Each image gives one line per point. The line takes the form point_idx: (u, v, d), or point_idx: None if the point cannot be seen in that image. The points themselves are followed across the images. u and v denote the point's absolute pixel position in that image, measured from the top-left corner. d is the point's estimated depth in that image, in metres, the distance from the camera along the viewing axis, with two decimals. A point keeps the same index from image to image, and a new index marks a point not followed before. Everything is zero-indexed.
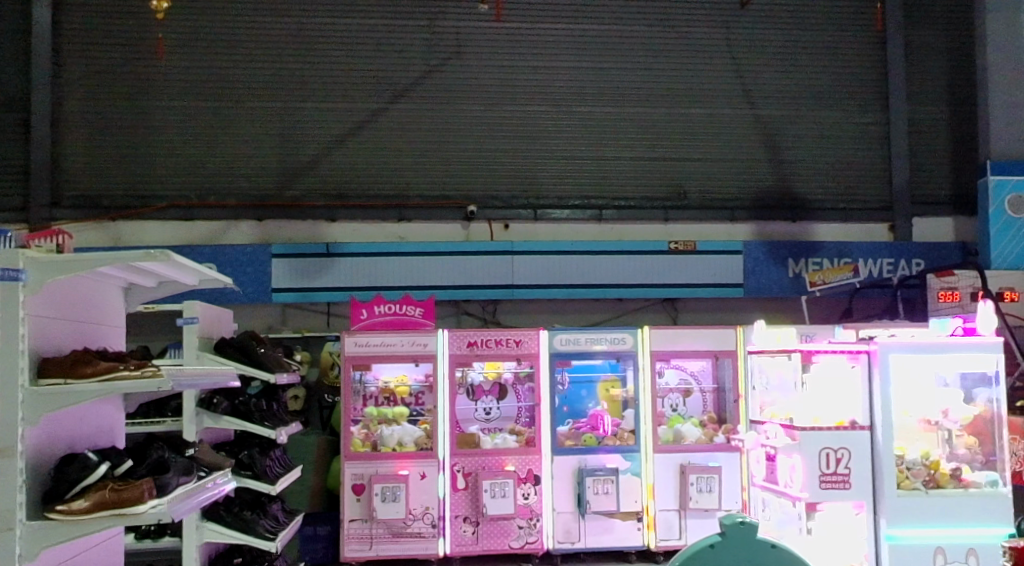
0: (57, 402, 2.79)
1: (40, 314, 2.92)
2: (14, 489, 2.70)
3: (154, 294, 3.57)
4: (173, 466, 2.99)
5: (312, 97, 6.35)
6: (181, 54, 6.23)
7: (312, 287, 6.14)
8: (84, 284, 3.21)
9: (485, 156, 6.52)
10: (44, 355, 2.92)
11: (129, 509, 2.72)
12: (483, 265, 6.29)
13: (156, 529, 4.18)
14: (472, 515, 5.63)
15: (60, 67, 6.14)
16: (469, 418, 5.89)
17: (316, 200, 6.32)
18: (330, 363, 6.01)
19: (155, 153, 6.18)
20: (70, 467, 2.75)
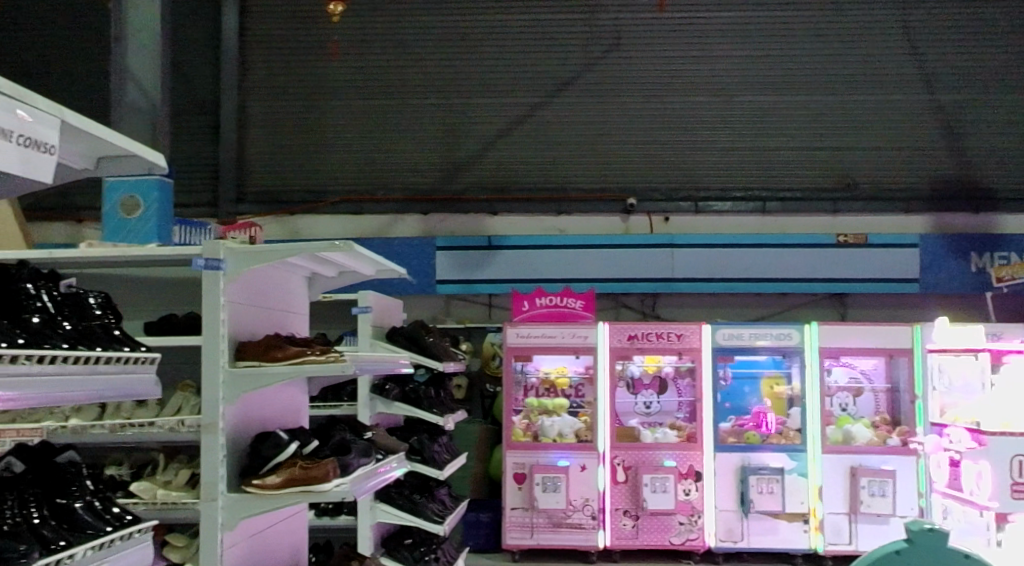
0: (253, 383, 2.99)
1: (238, 301, 3.13)
2: (216, 464, 2.91)
3: (335, 283, 3.75)
4: (355, 447, 3.14)
5: (475, 93, 6.48)
6: (353, 55, 6.49)
7: (474, 279, 6.28)
8: (274, 273, 3.41)
9: (646, 148, 6.45)
10: (240, 339, 3.12)
11: (316, 487, 2.86)
12: (643, 258, 6.24)
13: (334, 507, 4.40)
14: (631, 509, 5.59)
15: (244, 71, 6.53)
16: (629, 412, 5.94)
17: (478, 194, 6.48)
18: (490, 354, 6.15)
19: (329, 150, 6.48)
20: (265, 446, 2.95)
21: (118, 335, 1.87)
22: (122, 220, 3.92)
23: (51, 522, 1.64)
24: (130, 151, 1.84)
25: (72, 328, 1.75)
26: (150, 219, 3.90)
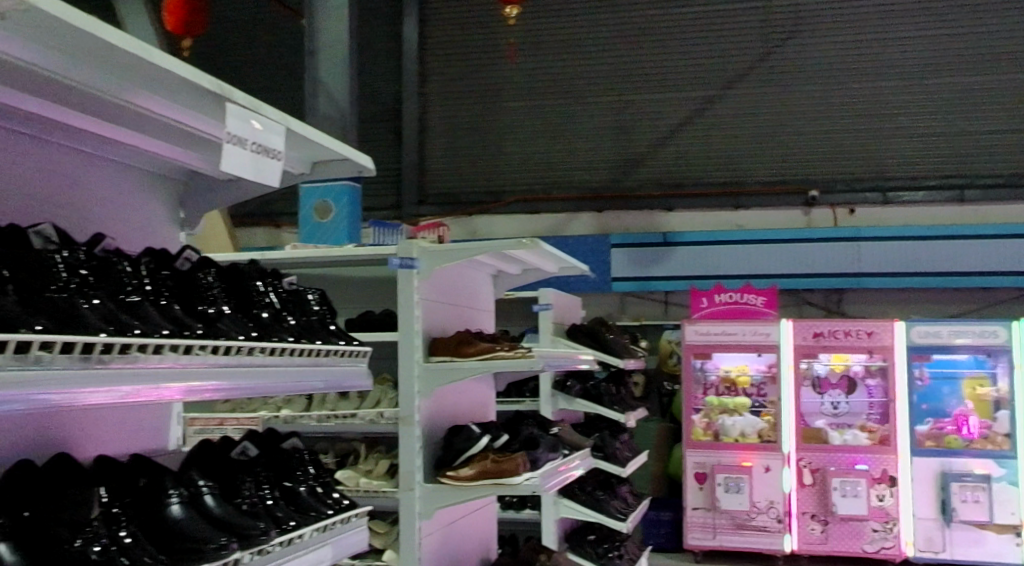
0: (446, 377, 3.08)
1: (430, 298, 3.24)
2: (413, 453, 3.03)
3: (520, 281, 3.82)
4: (542, 442, 3.22)
5: (649, 89, 6.41)
6: (528, 58, 6.58)
7: (650, 276, 6.22)
8: (463, 272, 3.51)
9: (828, 138, 6.16)
10: (432, 335, 3.23)
11: (507, 480, 2.94)
12: (827, 252, 5.97)
13: (518, 501, 4.52)
14: (820, 513, 5.39)
15: (424, 79, 6.76)
16: (814, 412, 5.63)
17: (652, 190, 6.40)
18: (668, 352, 6.13)
19: (504, 152, 6.60)
20: (458, 438, 3.05)
21: (333, 330, 1.99)
22: (316, 224, 4.15)
23: (282, 502, 1.75)
24: (344, 154, 1.94)
25: (295, 322, 1.86)
26: (339, 223, 4.10)
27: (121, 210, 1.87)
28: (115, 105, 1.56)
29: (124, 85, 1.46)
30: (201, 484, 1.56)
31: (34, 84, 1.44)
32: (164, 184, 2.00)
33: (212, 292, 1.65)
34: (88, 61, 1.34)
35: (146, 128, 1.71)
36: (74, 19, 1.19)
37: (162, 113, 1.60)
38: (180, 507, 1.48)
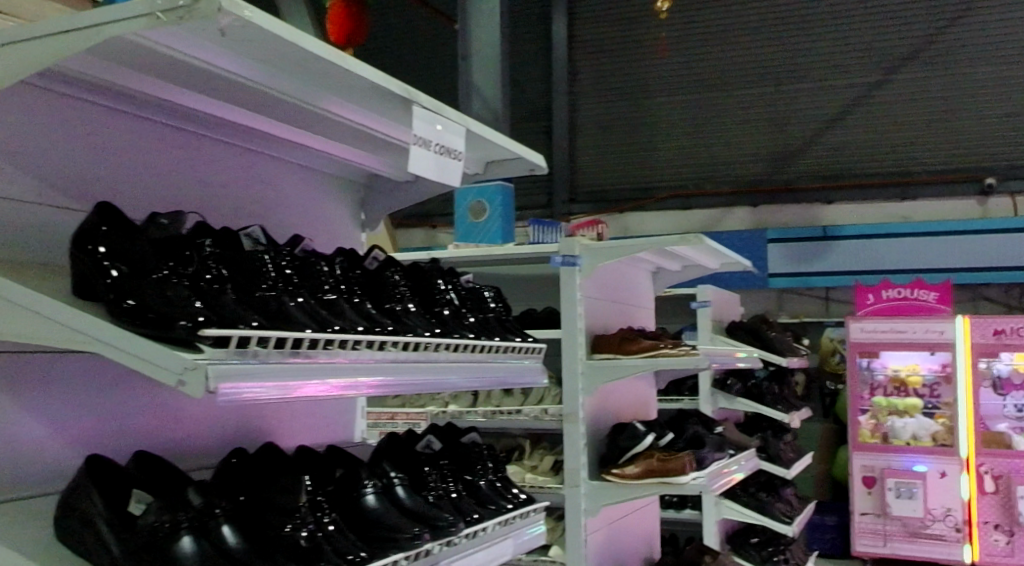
0: (610, 374, 3.06)
1: (592, 296, 3.24)
2: (578, 451, 3.04)
3: (679, 277, 3.76)
4: (709, 442, 3.15)
5: (807, 78, 6.11)
6: (680, 50, 6.38)
7: (810, 272, 5.98)
8: (624, 269, 3.49)
9: (1006, 123, 5.73)
10: (594, 332, 3.23)
11: (673, 480, 2.90)
12: (1007, 244, 5.60)
13: (677, 501, 4.43)
14: (1005, 524, 5.04)
15: (574, 76, 6.65)
16: (995, 415, 5.22)
17: (811, 183, 6.09)
18: (830, 350, 6.00)
19: (656, 147, 6.43)
20: (622, 437, 3.05)
21: (509, 327, 2.02)
22: (468, 226, 3.95)
23: (465, 495, 1.79)
24: (518, 153, 1.96)
25: (474, 319, 1.90)
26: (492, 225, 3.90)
27: (309, 213, 1.96)
28: (310, 112, 1.63)
29: (321, 93, 1.52)
30: (393, 475, 1.61)
31: (240, 96, 1.53)
32: (345, 187, 2.09)
33: (399, 290, 1.71)
34: (290, 72, 1.41)
35: (335, 133, 1.78)
36: (283, 32, 1.26)
37: (350, 118, 1.66)
38: (375, 497, 1.53)
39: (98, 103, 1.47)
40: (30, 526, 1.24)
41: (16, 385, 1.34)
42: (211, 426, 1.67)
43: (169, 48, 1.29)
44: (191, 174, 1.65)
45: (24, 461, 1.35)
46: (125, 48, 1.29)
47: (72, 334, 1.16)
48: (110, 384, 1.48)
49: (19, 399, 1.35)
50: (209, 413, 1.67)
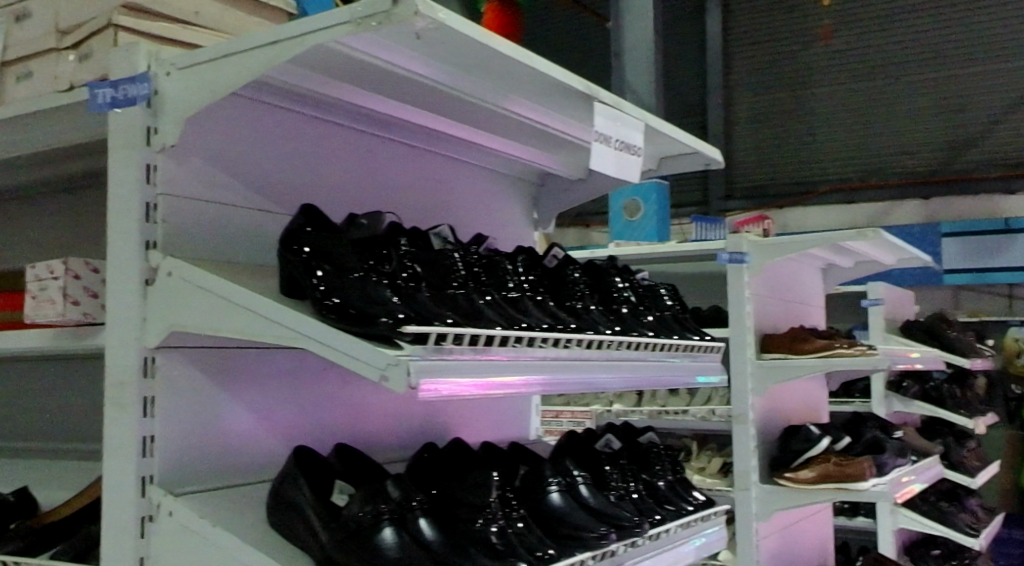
0: (780, 374, 2.94)
1: (761, 294, 3.13)
2: (749, 454, 2.94)
3: (851, 275, 3.60)
4: (889, 447, 3.04)
5: (987, 59, 5.60)
6: (844, 37, 5.98)
7: (990, 267, 5.50)
8: (793, 267, 3.37)
9: None
10: (763, 332, 3.13)
11: (850, 485, 2.81)
12: None
13: (850, 509, 4.21)
14: None
15: (729, 70, 6.37)
16: None
17: (990, 172, 5.57)
18: (1014, 351, 5.57)
19: (816, 139, 6.07)
20: (794, 439, 2.94)
21: (687, 325, 1.99)
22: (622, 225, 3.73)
23: (646, 495, 1.76)
24: (694, 148, 1.91)
25: (653, 318, 1.87)
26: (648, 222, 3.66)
27: (485, 211, 1.99)
28: (490, 113, 1.64)
29: (503, 93, 1.53)
30: (576, 474, 1.60)
31: (425, 99, 1.56)
32: (518, 186, 2.11)
33: (579, 288, 1.70)
34: (476, 72, 1.42)
35: (512, 133, 1.79)
36: (473, 34, 1.27)
37: (530, 117, 1.67)
38: (560, 495, 1.53)
39: (295, 110, 1.54)
40: (245, 511, 1.32)
41: (228, 378, 1.43)
42: (394, 421, 1.75)
43: (363, 52, 1.33)
44: (375, 176, 1.70)
45: (236, 448, 1.43)
46: (323, 55, 1.34)
47: (280, 329, 1.22)
48: (303, 379, 1.56)
49: (230, 390, 1.43)
50: (394, 410, 1.75)
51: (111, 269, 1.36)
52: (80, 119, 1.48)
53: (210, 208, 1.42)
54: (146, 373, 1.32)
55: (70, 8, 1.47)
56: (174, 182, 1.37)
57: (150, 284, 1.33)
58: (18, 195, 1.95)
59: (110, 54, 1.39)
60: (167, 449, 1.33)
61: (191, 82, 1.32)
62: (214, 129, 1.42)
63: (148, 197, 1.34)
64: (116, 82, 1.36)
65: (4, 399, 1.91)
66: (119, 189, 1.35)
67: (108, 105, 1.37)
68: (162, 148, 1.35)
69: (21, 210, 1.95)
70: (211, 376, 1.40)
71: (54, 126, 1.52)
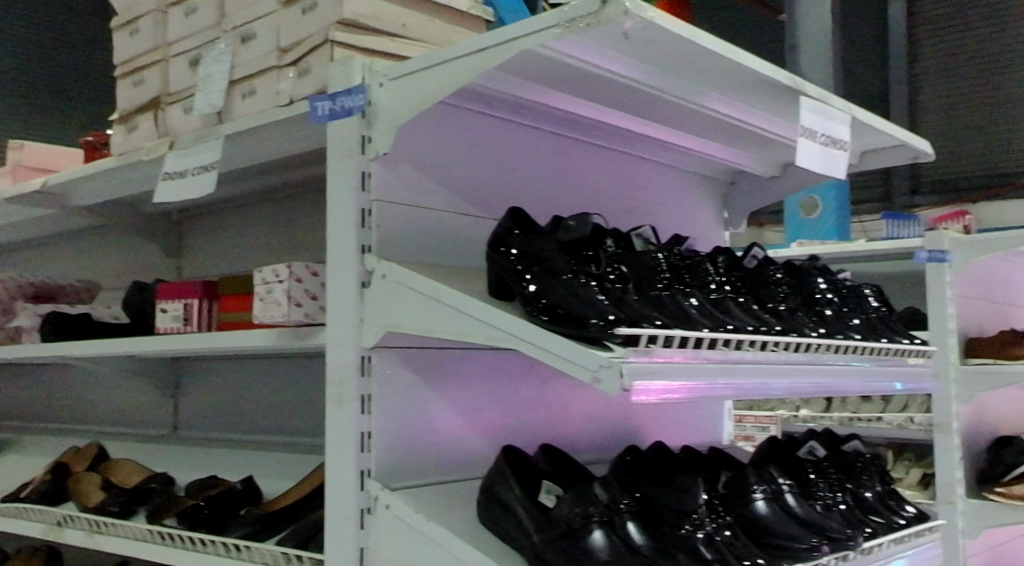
0: (989, 382, 2.72)
1: (963, 294, 2.92)
2: (953, 466, 2.74)
3: None
4: None
5: None
6: None
7: None
8: (1000, 266, 3.12)
9: None
10: (968, 335, 2.93)
11: None
12: None
13: None
14: None
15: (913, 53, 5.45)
16: None
17: None
18: None
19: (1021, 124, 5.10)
20: (1007, 452, 2.74)
21: (893, 328, 1.88)
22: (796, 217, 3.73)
23: (854, 507, 1.67)
24: (902, 140, 1.80)
25: (858, 320, 1.77)
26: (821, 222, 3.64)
27: (678, 211, 1.97)
28: (689, 112, 1.61)
29: (705, 91, 1.50)
30: (782, 481, 1.53)
31: (624, 100, 1.55)
32: (709, 186, 2.07)
33: (781, 289, 1.64)
34: (679, 71, 1.39)
35: (708, 132, 1.75)
36: (682, 31, 1.24)
37: (730, 114, 1.62)
38: (765, 504, 1.48)
39: (496, 115, 1.57)
40: (456, 508, 1.35)
41: (436, 377, 1.47)
42: (590, 423, 1.76)
43: (568, 55, 1.33)
44: (572, 179, 1.72)
45: (445, 445, 1.48)
46: (528, 60, 1.35)
47: (491, 330, 1.24)
48: (506, 380, 1.59)
49: (438, 389, 1.48)
50: (588, 411, 1.75)
51: (331, 272, 1.43)
52: (301, 131, 1.58)
53: (419, 213, 1.47)
54: (364, 372, 1.38)
55: (292, 28, 1.57)
56: (387, 189, 1.43)
57: (366, 286, 1.39)
58: (241, 203, 2.12)
59: (329, 68, 1.47)
60: (384, 444, 1.38)
61: (404, 92, 1.37)
62: (422, 136, 1.47)
63: (363, 203, 1.41)
64: (334, 94, 1.43)
65: (232, 393, 2.07)
66: (338, 196, 1.43)
67: (326, 117, 1.45)
68: (376, 156, 1.41)
69: (248, 217, 2.11)
70: (421, 375, 1.45)
71: (279, 139, 1.62)
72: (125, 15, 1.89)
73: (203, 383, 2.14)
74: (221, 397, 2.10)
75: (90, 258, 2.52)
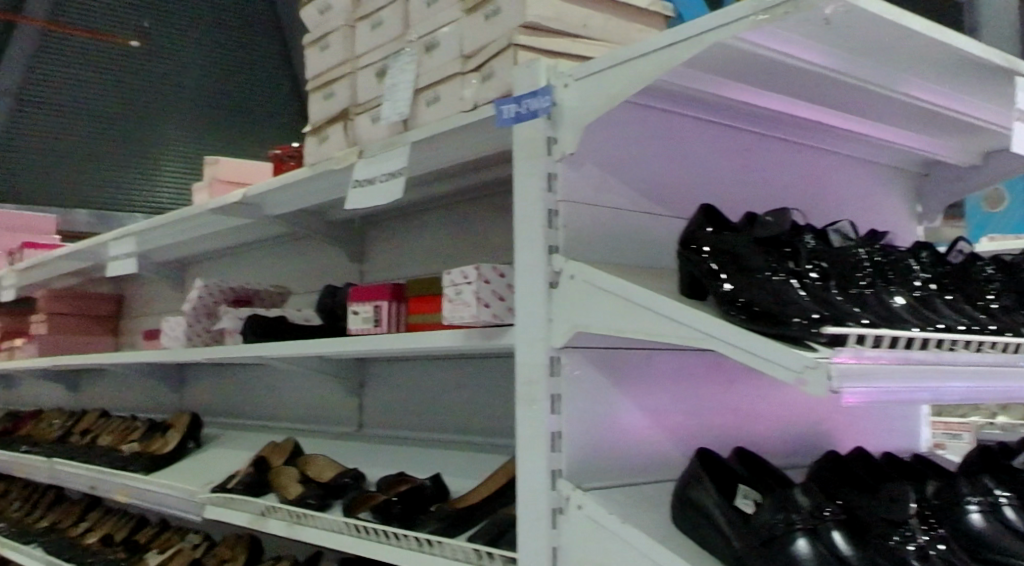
0: None
1: None
2: None
3: None
4: None
5: None
6: None
7: None
8: None
9: None
10: None
11: None
12: None
13: None
14: None
15: None
16: None
17: None
18: None
19: None
20: None
21: None
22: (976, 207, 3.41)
23: None
24: None
25: None
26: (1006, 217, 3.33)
27: (866, 205, 1.88)
28: (886, 100, 1.52)
29: (906, 76, 1.41)
30: (999, 493, 1.41)
31: (816, 91, 1.48)
32: (900, 178, 1.96)
33: (991, 285, 1.52)
34: (880, 56, 1.32)
35: (905, 122, 1.66)
36: (887, 13, 1.18)
37: (930, 101, 1.52)
38: (980, 517, 1.36)
39: (678, 111, 1.54)
40: (648, 511, 1.33)
41: (622, 377, 1.46)
42: (779, 425, 1.69)
43: (761, 47, 1.28)
44: (755, 174, 1.67)
45: (633, 446, 1.46)
46: (719, 54, 1.31)
47: (686, 330, 1.22)
48: (694, 381, 1.56)
49: (625, 390, 1.46)
50: (777, 414, 1.69)
51: (518, 272, 1.45)
52: (486, 134, 1.61)
53: (603, 212, 1.46)
54: (554, 372, 1.38)
55: (475, 33, 1.59)
56: (573, 189, 1.43)
57: (554, 287, 1.39)
58: (422, 208, 2.18)
59: (513, 72, 1.48)
60: (573, 444, 1.38)
61: (590, 91, 1.37)
62: (606, 135, 1.46)
63: (550, 204, 1.41)
64: (520, 97, 1.45)
65: (415, 393, 2.14)
66: (524, 197, 1.44)
67: (513, 120, 1.46)
68: (562, 157, 1.41)
69: (431, 221, 2.18)
70: (608, 375, 1.44)
71: (464, 142, 1.66)
72: (315, 32, 1.99)
73: (386, 383, 2.22)
74: (405, 397, 2.17)
75: (282, 263, 2.67)
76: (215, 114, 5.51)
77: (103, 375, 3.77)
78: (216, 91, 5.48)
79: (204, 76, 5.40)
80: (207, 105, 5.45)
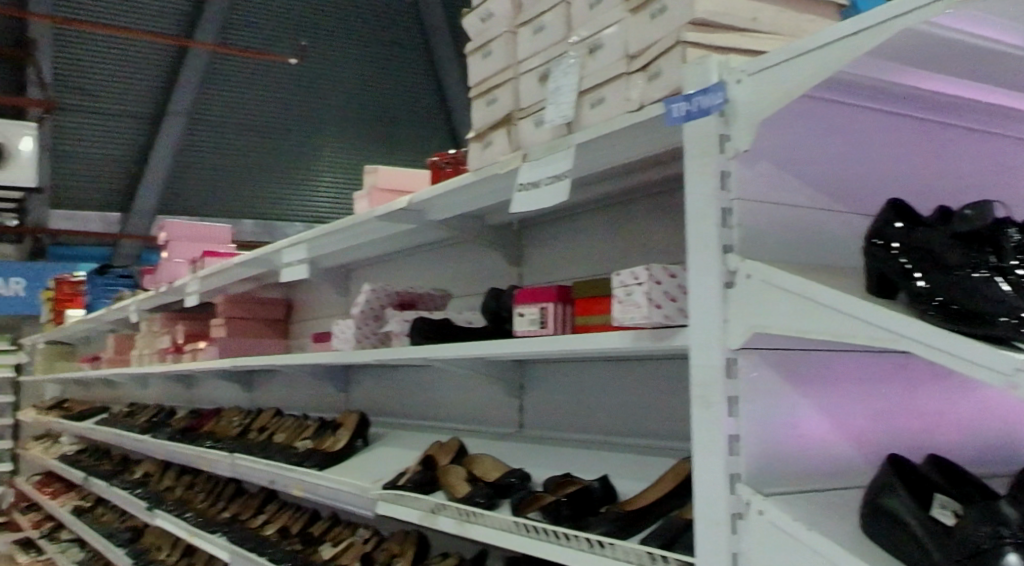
0: None
1: None
2: None
3: None
4: None
5: None
6: None
7: None
8: None
9: None
10: None
11: None
12: None
13: None
14: None
15: None
16: None
17: None
18: None
19: None
20: None
21: None
22: None
23: None
24: None
25: None
26: None
27: None
28: None
29: None
30: None
31: (1010, 75, 1.39)
32: None
33: None
34: None
35: None
36: None
37: None
38: None
39: (855, 103, 1.48)
40: (833, 519, 1.28)
41: (801, 380, 1.41)
42: (967, 432, 1.60)
43: (953, 32, 1.21)
44: (937, 165, 1.58)
45: (813, 451, 1.41)
46: (907, 42, 1.25)
47: (876, 330, 1.16)
48: (877, 384, 1.49)
49: (805, 393, 1.41)
50: (965, 419, 1.60)
51: (691, 272, 1.42)
52: (652, 134, 1.59)
53: (777, 209, 1.42)
54: (731, 373, 1.35)
55: (640, 34, 1.58)
56: (748, 186, 1.39)
57: (729, 286, 1.36)
58: (580, 209, 2.19)
59: (683, 70, 1.46)
60: (751, 448, 1.35)
61: (765, 85, 1.33)
62: (780, 131, 1.42)
63: (724, 202, 1.38)
64: (690, 95, 1.42)
65: (577, 395, 2.15)
66: (696, 196, 1.41)
67: (683, 118, 1.43)
68: (735, 154, 1.37)
69: (590, 223, 2.18)
70: (786, 378, 1.39)
71: (629, 143, 1.65)
72: (477, 40, 2.04)
73: (547, 384, 2.24)
74: (567, 398, 2.19)
75: (443, 266, 2.74)
76: (360, 109, 6.68)
77: (275, 375, 3.98)
78: (361, 95, 6.64)
79: (354, 80, 6.53)
80: (355, 104, 6.67)
